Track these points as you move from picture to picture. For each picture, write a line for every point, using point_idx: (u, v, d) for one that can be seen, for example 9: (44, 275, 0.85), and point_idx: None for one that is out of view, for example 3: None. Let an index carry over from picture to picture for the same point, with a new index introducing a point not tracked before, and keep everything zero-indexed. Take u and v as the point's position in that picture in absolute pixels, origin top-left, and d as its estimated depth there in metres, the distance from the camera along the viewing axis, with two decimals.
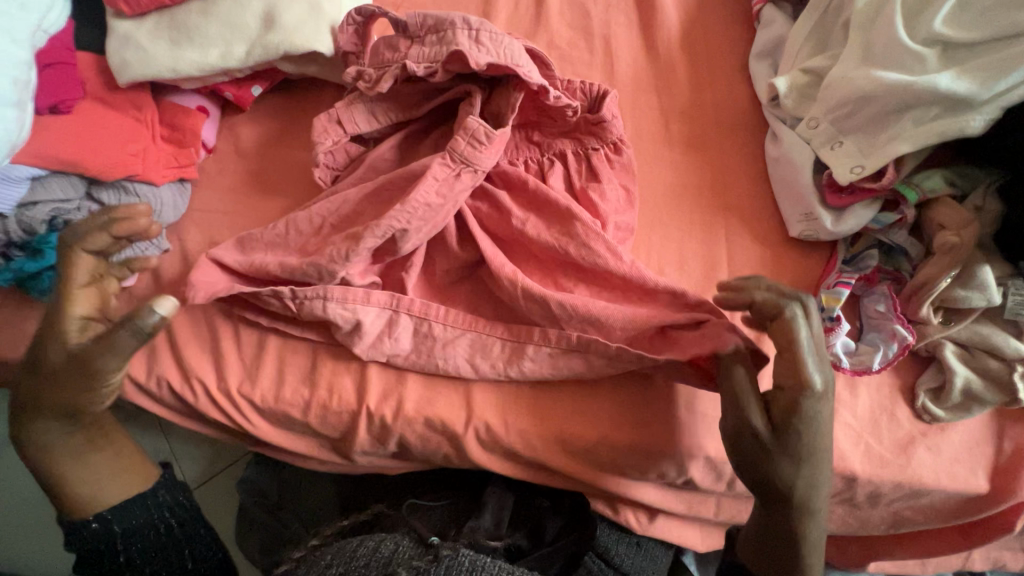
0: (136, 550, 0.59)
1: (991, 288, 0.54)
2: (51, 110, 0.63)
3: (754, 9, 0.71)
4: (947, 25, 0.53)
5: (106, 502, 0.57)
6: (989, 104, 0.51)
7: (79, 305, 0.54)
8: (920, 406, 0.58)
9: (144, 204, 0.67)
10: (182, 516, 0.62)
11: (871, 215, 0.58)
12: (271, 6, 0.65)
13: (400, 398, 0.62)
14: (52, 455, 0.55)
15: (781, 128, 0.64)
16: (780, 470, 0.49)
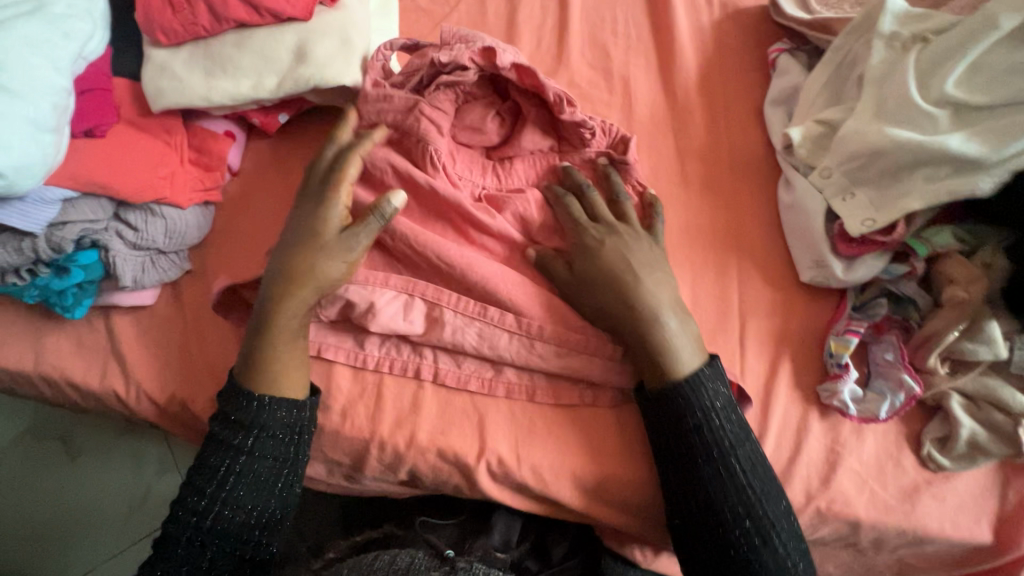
0: (237, 494, 0.58)
1: (998, 343, 0.55)
2: (86, 134, 0.65)
3: (770, 57, 0.73)
4: (959, 88, 0.55)
5: (275, 394, 0.59)
6: (999, 166, 0.52)
7: (339, 197, 0.62)
8: (925, 455, 0.59)
9: (169, 226, 0.69)
10: (272, 465, 0.59)
11: (882, 266, 0.59)
12: (304, 41, 0.67)
13: (414, 427, 0.63)
14: (279, 342, 0.60)
15: (794, 176, 0.66)
16: (606, 302, 0.60)
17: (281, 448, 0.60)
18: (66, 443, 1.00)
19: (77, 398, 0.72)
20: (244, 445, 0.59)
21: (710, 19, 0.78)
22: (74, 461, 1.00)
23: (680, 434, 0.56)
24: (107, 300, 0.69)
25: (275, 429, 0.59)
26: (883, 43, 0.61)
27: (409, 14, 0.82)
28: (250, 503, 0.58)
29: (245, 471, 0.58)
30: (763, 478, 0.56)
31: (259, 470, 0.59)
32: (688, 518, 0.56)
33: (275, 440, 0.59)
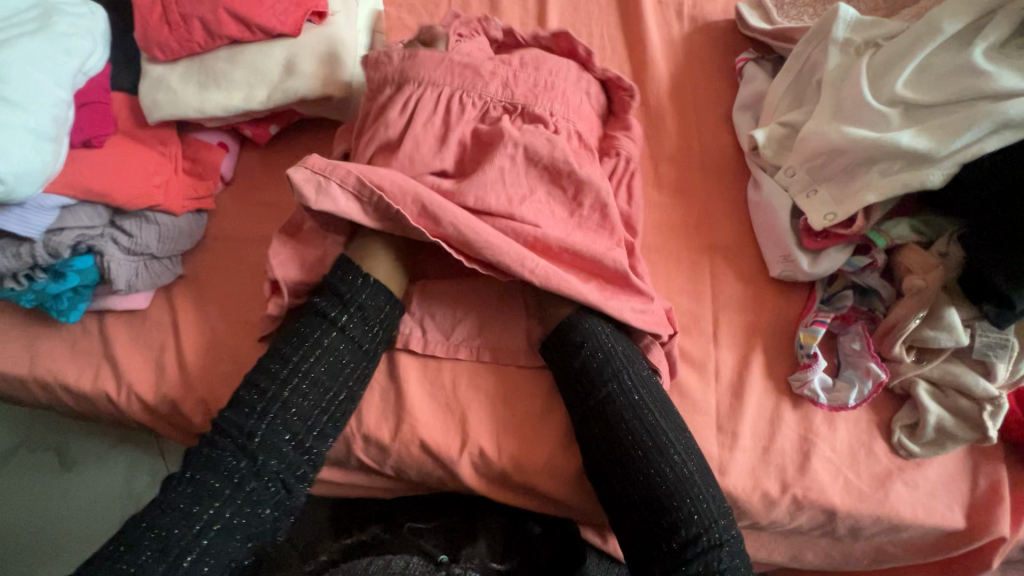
0: (300, 405, 0.61)
1: (957, 329, 0.57)
2: (84, 145, 0.68)
3: (738, 66, 0.77)
4: (906, 88, 0.58)
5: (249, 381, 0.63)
6: (947, 160, 0.55)
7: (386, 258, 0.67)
8: (896, 441, 0.60)
9: (162, 231, 0.72)
10: (337, 374, 0.63)
11: (844, 258, 0.62)
12: (294, 56, 0.70)
13: (398, 419, 0.65)
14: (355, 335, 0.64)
15: (761, 176, 0.68)
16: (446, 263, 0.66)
17: (343, 363, 0.63)
18: (59, 453, 1.01)
19: (71, 403, 0.74)
20: (300, 368, 0.62)
21: (681, 32, 0.82)
22: (66, 471, 1.01)
23: (607, 403, 0.59)
24: (100, 304, 0.72)
25: (346, 357, 0.63)
26: (837, 49, 0.64)
27: (396, 31, 0.87)
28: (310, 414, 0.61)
29: (303, 391, 0.61)
30: (691, 459, 0.57)
31: (324, 376, 0.62)
32: (614, 491, 0.57)
33: (347, 349, 0.63)
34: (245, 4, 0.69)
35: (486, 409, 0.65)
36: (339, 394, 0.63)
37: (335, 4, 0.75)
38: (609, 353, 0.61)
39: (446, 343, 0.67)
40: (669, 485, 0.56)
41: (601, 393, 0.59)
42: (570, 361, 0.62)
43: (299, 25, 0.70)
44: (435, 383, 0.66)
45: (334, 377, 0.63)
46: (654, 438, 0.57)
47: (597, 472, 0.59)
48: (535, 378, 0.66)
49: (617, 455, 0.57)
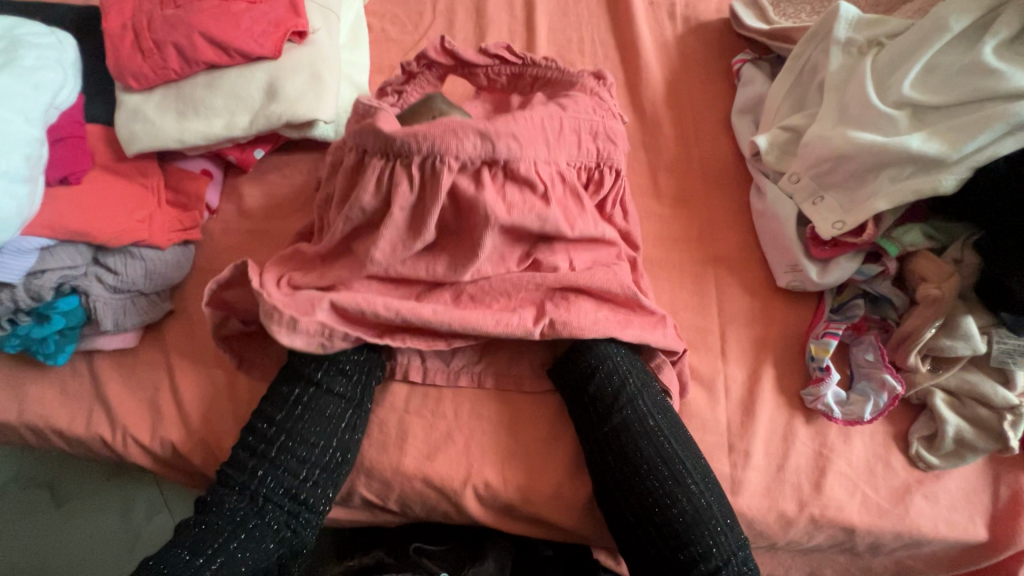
0: (288, 458, 0.58)
1: (975, 337, 0.55)
2: (61, 182, 0.65)
3: (734, 68, 0.75)
4: (914, 89, 0.56)
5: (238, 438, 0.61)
6: (960, 164, 0.53)
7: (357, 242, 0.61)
8: (914, 454, 0.59)
9: (149, 267, 0.69)
10: (324, 428, 0.60)
11: (855, 267, 0.60)
12: (275, 79, 0.68)
13: (401, 451, 0.63)
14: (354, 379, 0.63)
15: (764, 183, 0.66)
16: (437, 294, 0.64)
17: (328, 418, 0.60)
18: (52, 490, 0.99)
19: (64, 447, 0.72)
20: (285, 424, 0.59)
21: (674, 33, 0.79)
22: (59, 507, 0.99)
23: (623, 430, 0.57)
24: (89, 345, 0.70)
25: (331, 411, 0.61)
26: (839, 49, 0.62)
27: (380, 44, 0.84)
28: (300, 468, 0.59)
29: (290, 448, 0.59)
30: (708, 486, 0.56)
31: (310, 430, 0.59)
32: (629, 523, 0.56)
33: (333, 401, 0.61)
34: (221, 28, 0.66)
35: (496, 439, 0.63)
36: (329, 446, 0.60)
37: (315, 22, 0.72)
38: (620, 379, 0.59)
39: (447, 369, 0.65)
40: (685, 518, 0.54)
41: (614, 422, 0.58)
42: (582, 388, 0.60)
43: (279, 47, 0.68)
44: (436, 412, 0.64)
45: (321, 432, 0.60)
46: (671, 466, 0.56)
47: (611, 503, 0.57)
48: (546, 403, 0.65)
49: (632, 488, 0.56)
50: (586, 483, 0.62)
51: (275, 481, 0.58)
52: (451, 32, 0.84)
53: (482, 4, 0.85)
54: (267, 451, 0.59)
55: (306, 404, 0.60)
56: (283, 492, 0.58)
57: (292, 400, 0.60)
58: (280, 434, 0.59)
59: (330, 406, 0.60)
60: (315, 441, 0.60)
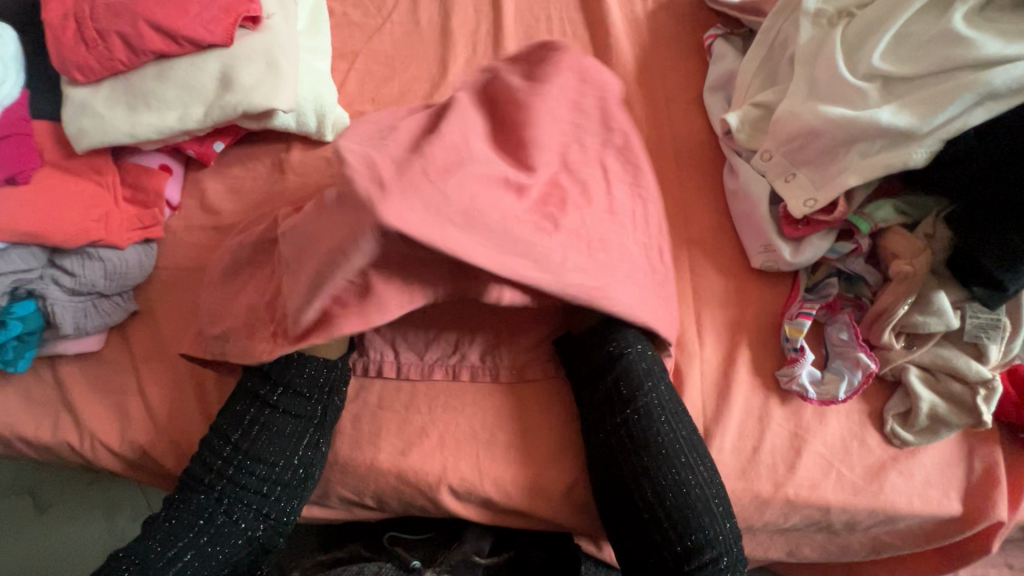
0: (248, 477, 0.58)
1: (947, 312, 0.54)
2: (9, 183, 0.63)
3: (706, 44, 0.72)
4: (885, 60, 0.54)
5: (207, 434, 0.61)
6: (931, 136, 0.51)
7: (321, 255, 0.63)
8: (889, 431, 0.59)
9: (108, 268, 0.67)
10: (288, 433, 0.59)
11: (828, 245, 0.59)
12: (227, 68, 0.65)
13: (374, 445, 0.63)
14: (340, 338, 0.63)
15: (736, 161, 0.65)
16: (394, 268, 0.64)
17: (286, 438, 0.59)
18: (33, 496, 0.98)
19: (32, 455, 0.70)
20: (248, 430, 0.59)
21: (644, 9, 0.77)
22: (41, 513, 0.98)
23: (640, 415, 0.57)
24: (50, 350, 0.68)
25: (288, 433, 0.60)
26: (809, 21, 0.60)
27: (342, 29, 0.81)
28: (263, 474, 0.58)
29: (252, 450, 0.58)
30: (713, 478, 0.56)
31: (269, 450, 0.59)
32: (637, 510, 0.55)
33: (292, 420, 0.60)
34: (168, 14, 0.63)
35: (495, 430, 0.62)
36: (288, 462, 0.59)
37: (270, 6, 0.69)
38: (633, 365, 0.59)
39: (420, 363, 0.65)
40: (691, 505, 0.54)
41: (627, 412, 0.58)
42: (603, 370, 0.60)
43: (231, 34, 0.65)
44: (407, 412, 0.63)
45: (279, 450, 0.59)
46: (685, 453, 0.56)
47: (618, 490, 0.56)
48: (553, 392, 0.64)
49: (638, 472, 0.55)
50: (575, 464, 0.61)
51: (246, 481, 0.58)
52: (416, 15, 0.81)
53: None
54: (232, 452, 0.58)
55: (272, 406, 0.60)
56: (244, 506, 0.57)
57: (258, 402, 0.60)
58: (241, 451, 0.58)
59: (294, 412, 0.60)
60: (283, 446, 0.59)
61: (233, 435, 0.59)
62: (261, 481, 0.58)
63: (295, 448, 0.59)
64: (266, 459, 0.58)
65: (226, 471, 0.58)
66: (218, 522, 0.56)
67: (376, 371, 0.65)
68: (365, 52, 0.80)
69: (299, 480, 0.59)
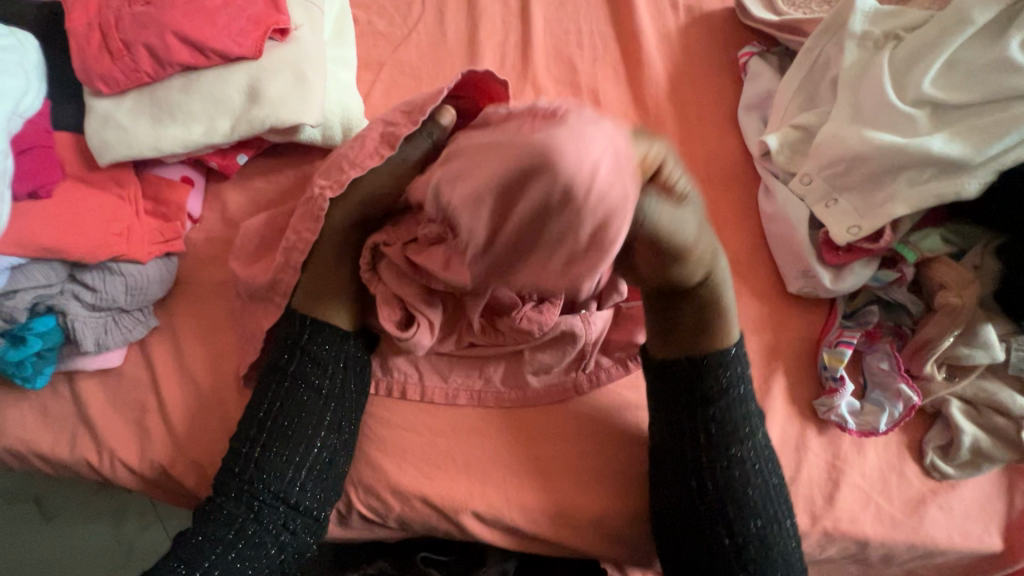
0: (274, 459, 0.56)
1: (994, 346, 0.53)
2: (30, 196, 0.61)
3: (740, 61, 0.71)
4: (935, 86, 0.53)
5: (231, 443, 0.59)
6: (983, 168, 0.50)
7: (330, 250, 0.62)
8: (929, 464, 0.57)
9: (129, 283, 0.66)
10: (305, 422, 0.58)
11: (870, 273, 0.57)
12: (255, 81, 0.63)
13: (400, 469, 0.61)
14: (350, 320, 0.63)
15: (773, 183, 0.63)
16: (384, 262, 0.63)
17: (306, 411, 0.59)
18: (38, 504, 0.94)
19: (48, 471, 0.69)
20: (266, 423, 0.57)
21: (677, 24, 0.75)
22: (48, 521, 0.95)
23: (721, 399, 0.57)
24: (68, 366, 0.66)
25: (308, 407, 0.59)
26: (854, 43, 0.59)
27: (367, 39, 0.80)
28: (285, 471, 0.57)
29: (271, 446, 0.57)
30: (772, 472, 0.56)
31: (290, 425, 0.58)
32: (699, 512, 0.56)
33: (308, 394, 0.59)
34: (195, 26, 0.61)
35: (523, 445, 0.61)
36: (312, 442, 0.58)
37: (297, 16, 0.68)
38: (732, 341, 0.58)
39: (444, 386, 0.63)
40: (757, 496, 0.55)
41: (708, 414, 0.56)
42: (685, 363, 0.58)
43: (260, 46, 0.63)
44: (432, 435, 0.62)
45: (300, 422, 0.58)
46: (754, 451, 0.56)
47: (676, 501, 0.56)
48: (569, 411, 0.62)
49: (711, 462, 0.56)
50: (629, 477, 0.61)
51: (273, 485, 0.56)
52: (442, 26, 0.80)
53: None
54: (251, 455, 0.57)
55: (283, 397, 0.58)
56: (274, 496, 0.56)
57: (269, 395, 0.59)
58: (262, 434, 0.57)
59: (311, 405, 0.59)
60: (308, 443, 0.58)
61: (250, 438, 0.57)
62: (289, 481, 0.57)
63: (319, 442, 0.58)
64: (289, 458, 0.57)
65: (248, 479, 0.56)
66: (250, 532, 0.55)
67: (400, 393, 0.64)
68: (390, 63, 0.78)
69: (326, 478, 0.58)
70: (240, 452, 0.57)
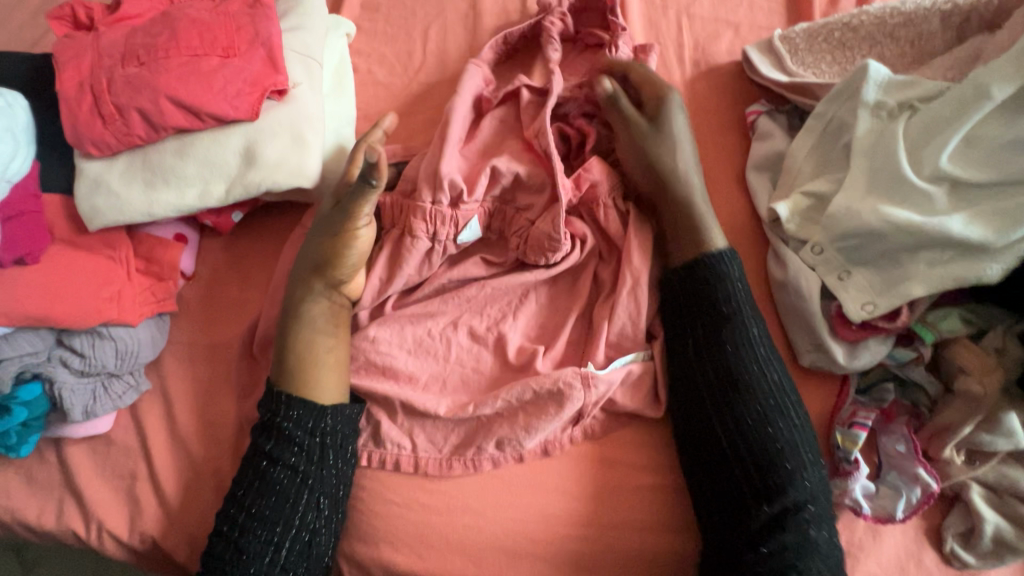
0: (255, 544, 0.56)
1: (1017, 435, 0.50)
2: (17, 263, 0.59)
3: (749, 118, 0.69)
4: (954, 163, 0.51)
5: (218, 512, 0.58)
6: (1006, 252, 0.48)
7: (314, 303, 0.63)
8: (948, 551, 0.55)
9: (120, 347, 0.64)
10: (282, 503, 0.57)
11: (886, 351, 0.55)
12: (250, 143, 0.62)
13: (393, 546, 0.59)
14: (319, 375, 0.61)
15: (784, 251, 0.60)
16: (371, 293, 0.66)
17: (281, 489, 0.58)
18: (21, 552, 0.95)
19: (32, 538, 0.67)
20: (244, 502, 0.57)
21: (683, 75, 0.73)
22: (30, 571, 0.94)
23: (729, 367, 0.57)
24: (55, 433, 0.64)
25: (281, 489, 0.58)
26: (868, 111, 0.56)
27: (367, 88, 0.78)
28: (266, 552, 0.56)
29: (252, 527, 0.56)
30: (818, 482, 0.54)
31: (268, 505, 0.57)
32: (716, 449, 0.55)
33: (285, 473, 0.58)
34: (189, 89, 0.60)
35: (527, 507, 0.58)
36: (292, 522, 0.57)
37: (295, 74, 0.66)
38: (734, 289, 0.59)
39: (439, 457, 0.61)
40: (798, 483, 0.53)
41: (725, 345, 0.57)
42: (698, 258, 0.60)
43: (256, 108, 0.62)
44: (432, 511, 0.59)
45: (277, 504, 0.57)
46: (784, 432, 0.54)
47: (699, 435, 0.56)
48: (621, 462, 0.59)
49: (743, 428, 0.55)
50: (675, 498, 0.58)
51: (254, 565, 0.55)
52: (443, 76, 0.78)
53: (476, 44, 0.79)
54: (232, 535, 0.56)
55: (264, 475, 0.58)
56: None
57: (251, 474, 0.58)
58: (244, 516, 0.56)
59: (289, 484, 0.58)
60: (289, 521, 0.57)
61: (230, 516, 0.57)
62: (269, 561, 0.56)
63: (299, 518, 0.57)
64: (269, 539, 0.56)
65: (229, 560, 0.55)
66: None
67: (395, 465, 0.61)
68: (390, 114, 0.77)
69: (310, 558, 0.57)
70: (223, 532, 0.56)
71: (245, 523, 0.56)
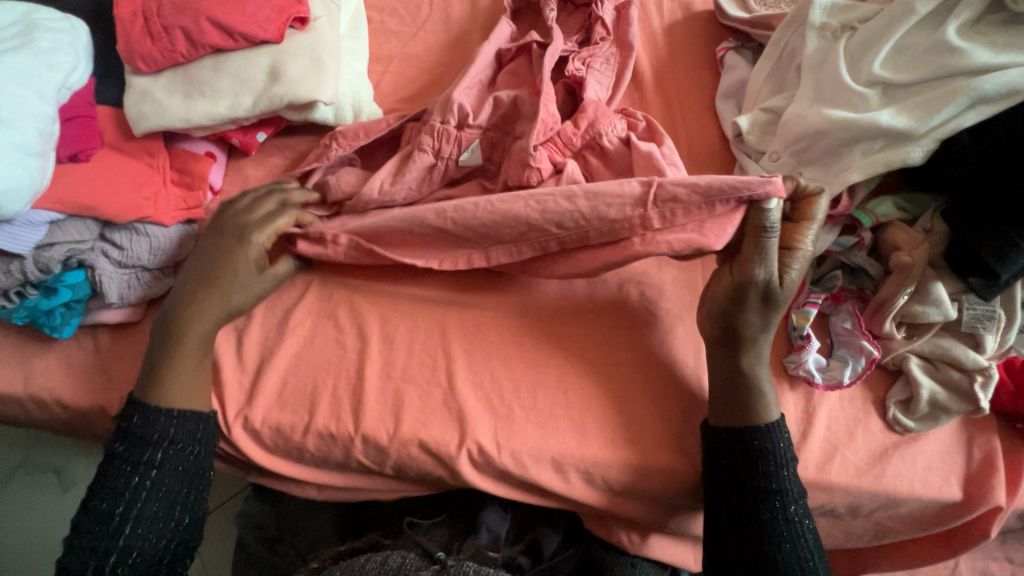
0: (150, 512, 0.58)
1: (945, 303, 0.57)
2: (71, 159, 0.68)
3: (719, 55, 0.78)
4: (885, 68, 0.59)
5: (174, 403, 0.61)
6: (927, 136, 0.56)
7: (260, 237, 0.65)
8: (891, 417, 0.61)
9: (153, 243, 0.71)
10: (188, 458, 0.61)
11: (832, 239, 0.62)
12: (276, 62, 0.70)
13: (396, 419, 0.65)
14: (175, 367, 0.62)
15: (747, 162, 0.68)
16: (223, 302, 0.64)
17: (188, 473, 0.60)
18: (59, 473, 1.01)
19: (68, 419, 0.73)
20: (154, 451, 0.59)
21: (661, 23, 0.83)
22: (66, 490, 1.00)
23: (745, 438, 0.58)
24: (94, 319, 0.71)
25: (179, 436, 0.60)
26: (815, 33, 0.66)
27: (379, 35, 0.88)
28: (173, 499, 0.59)
29: (160, 475, 0.59)
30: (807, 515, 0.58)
31: (178, 457, 0.60)
32: (728, 478, 0.58)
33: (196, 426, 0.61)
34: (226, 13, 0.69)
35: (522, 376, 0.66)
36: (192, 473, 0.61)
37: (316, 9, 0.75)
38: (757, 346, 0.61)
39: (443, 337, 0.68)
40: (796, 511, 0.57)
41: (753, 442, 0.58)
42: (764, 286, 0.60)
43: (282, 31, 0.71)
44: (430, 385, 0.66)
45: (182, 458, 0.60)
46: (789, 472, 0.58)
47: (718, 458, 0.59)
48: (605, 367, 0.66)
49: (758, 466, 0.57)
50: (689, 423, 0.63)
51: (154, 503, 0.58)
52: (448, 26, 0.88)
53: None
54: (138, 475, 0.58)
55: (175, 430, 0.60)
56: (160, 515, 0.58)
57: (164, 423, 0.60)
58: (125, 524, 0.56)
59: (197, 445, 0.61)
60: (191, 472, 0.61)
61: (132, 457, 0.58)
62: (170, 503, 0.59)
63: (196, 473, 0.61)
64: (175, 486, 0.60)
65: (140, 493, 0.58)
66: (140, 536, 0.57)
67: (397, 348, 0.68)
68: (399, 56, 0.86)
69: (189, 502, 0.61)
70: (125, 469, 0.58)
71: (151, 469, 0.58)
